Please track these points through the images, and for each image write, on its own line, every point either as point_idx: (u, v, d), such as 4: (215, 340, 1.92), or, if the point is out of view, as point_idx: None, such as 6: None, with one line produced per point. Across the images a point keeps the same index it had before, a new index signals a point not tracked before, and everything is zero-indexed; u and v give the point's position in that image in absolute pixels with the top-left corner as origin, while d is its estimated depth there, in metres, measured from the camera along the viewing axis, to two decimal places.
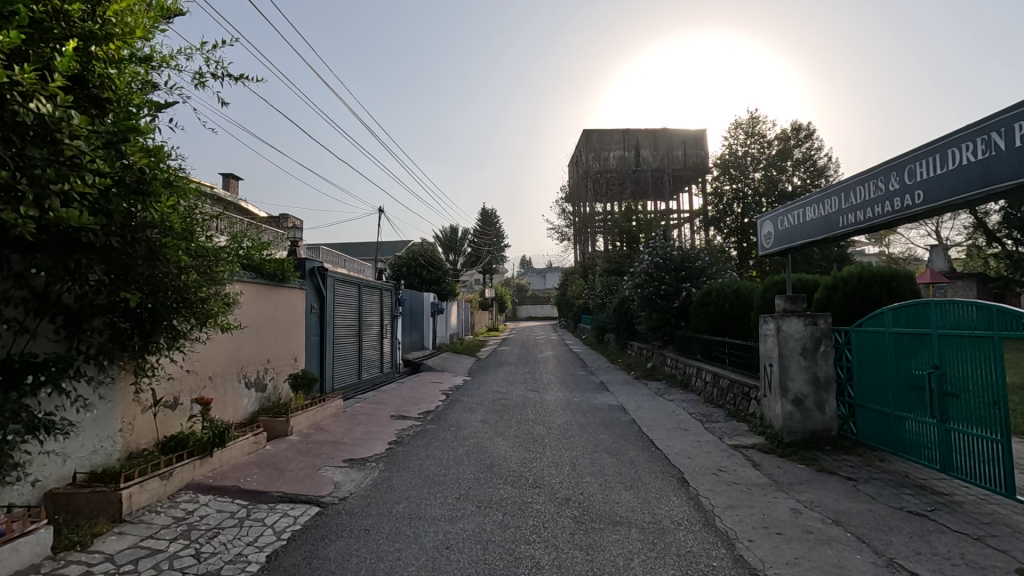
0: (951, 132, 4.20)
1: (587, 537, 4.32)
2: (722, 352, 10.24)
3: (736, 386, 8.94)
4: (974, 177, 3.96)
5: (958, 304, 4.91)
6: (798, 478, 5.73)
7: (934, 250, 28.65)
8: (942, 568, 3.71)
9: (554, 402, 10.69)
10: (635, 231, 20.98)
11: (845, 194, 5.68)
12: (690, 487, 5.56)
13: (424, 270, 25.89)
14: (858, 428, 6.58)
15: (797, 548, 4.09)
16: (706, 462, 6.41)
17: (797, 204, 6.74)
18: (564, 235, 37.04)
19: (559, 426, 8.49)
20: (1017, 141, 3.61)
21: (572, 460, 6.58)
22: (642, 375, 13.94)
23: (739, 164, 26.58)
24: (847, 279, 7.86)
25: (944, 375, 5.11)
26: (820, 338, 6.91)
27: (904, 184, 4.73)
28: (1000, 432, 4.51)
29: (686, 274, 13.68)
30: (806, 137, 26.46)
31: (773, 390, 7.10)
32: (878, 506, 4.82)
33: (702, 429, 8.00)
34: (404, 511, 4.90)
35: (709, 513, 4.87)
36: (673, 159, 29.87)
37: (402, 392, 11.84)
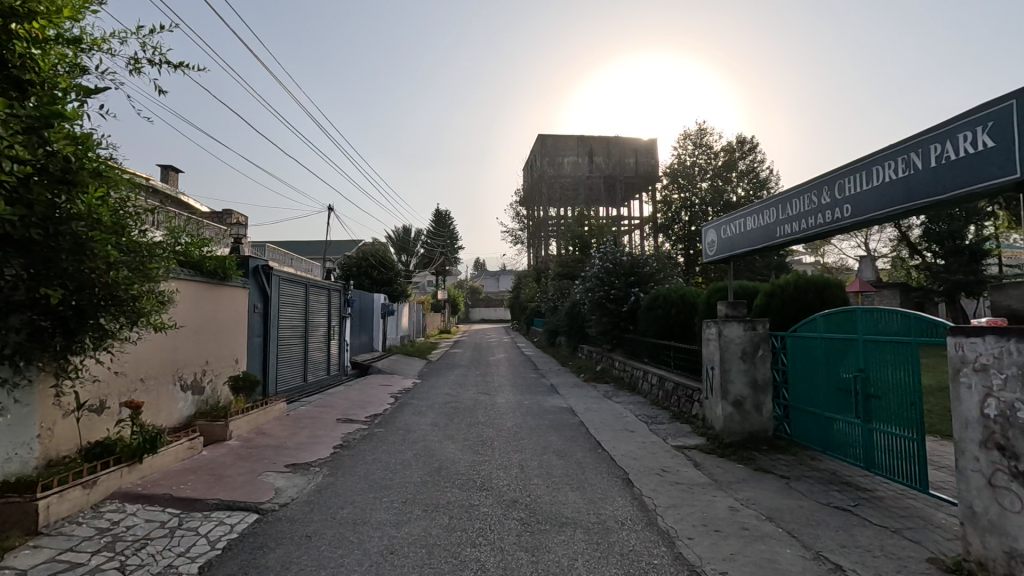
0: (876, 150, 4.48)
1: (534, 538, 4.37)
2: (667, 355, 10.54)
3: (680, 388, 9.22)
4: (896, 194, 4.24)
5: (882, 311, 5.25)
6: (736, 477, 5.96)
7: (863, 261, 30.63)
8: (863, 560, 3.93)
9: (504, 404, 10.72)
10: (587, 236, 21.36)
11: (782, 206, 5.99)
12: (634, 488, 5.69)
13: (375, 270, 25.37)
14: (792, 428, 6.91)
15: (733, 544, 4.25)
16: (650, 463, 6.57)
17: (739, 214, 7.03)
18: (518, 239, 37.29)
19: (509, 429, 8.51)
20: (932, 162, 3.88)
21: (521, 462, 6.61)
22: (591, 378, 14.16)
23: (688, 173, 27.49)
24: (785, 286, 8.26)
25: (869, 378, 5.46)
26: (758, 343, 7.21)
27: (834, 199, 5.03)
28: (916, 431, 4.84)
29: (635, 280, 14.02)
30: (750, 150, 27.80)
31: (714, 392, 7.37)
32: (808, 503, 5.08)
33: (648, 431, 8.20)
34: (350, 517, 4.79)
35: (652, 512, 5.00)
36: (626, 166, 30.57)
37: (349, 395, 11.56)
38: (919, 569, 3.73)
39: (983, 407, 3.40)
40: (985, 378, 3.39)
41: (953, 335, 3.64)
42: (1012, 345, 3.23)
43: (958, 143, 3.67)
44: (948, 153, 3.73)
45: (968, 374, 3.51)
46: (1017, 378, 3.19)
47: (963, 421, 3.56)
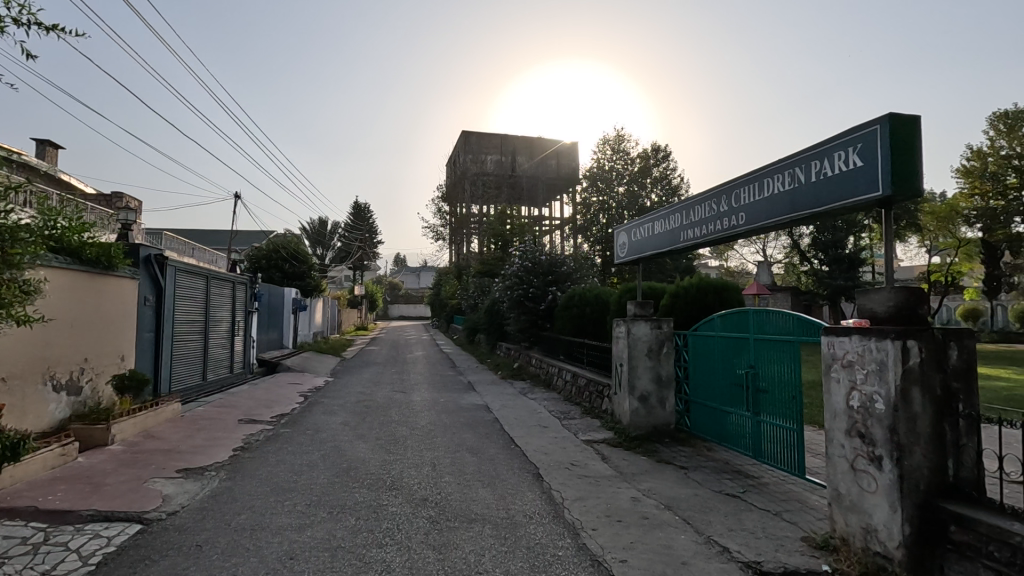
0: (766, 164, 4.86)
1: (441, 536, 4.34)
2: (581, 353, 10.87)
3: (592, 384, 9.52)
4: (782, 205, 4.62)
5: (771, 312, 5.70)
6: (640, 469, 6.26)
7: (760, 266, 33.27)
8: (747, 541, 4.27)
9: (419, 402, 10.59)
10: (508, 235, 21.61)
11: (686, 212, 6.36)
12: (543, 482, 5.82)
13: (286, 263, 24.09)
14: (691, 421, 7.36)
15: (633, 533, 4.45)
16: (560, 457, 6.74)
17: (649, 218, 7.38)
18: (440, 235, 37.02)
19: (422, 426, 8.42)
20: (813, 177, 4.26)
21: (433, 460, 6.56)
22: (508, 375, 14.31)
23: (606, 177, 28.60)
24: (689, 288, 8.78)
25: (758, 374, 5.92)
26: (663, 340, 7.61)
27: (731, 207, 5.41)
28: (796, 422, 5.33)
29: (552, 279, 14.32)
30: (663, 157, 29.36)
31: (623, 388, 7.70)
32: (703, 491, 5.44)
33: (560, 426, 8.42)
34: (248, 522, 4.54)
35: (559, 505, 5.13)
36: (547, 167, 30.67)
37: (253, 394, 10.93)
38: (794, 548, 4.10)
39: (849, 400, 3.79)
40: (850, 373, 3.79)
41: (827, 335, 4.02)
42: (872, 343, 3.60)
43: (833, 160, 4.05)
44: (825, 170, 4.10)
45: (837, 370, 3.91)
46: (875, 373, 3.58)
47: (833, 412, 3.96)
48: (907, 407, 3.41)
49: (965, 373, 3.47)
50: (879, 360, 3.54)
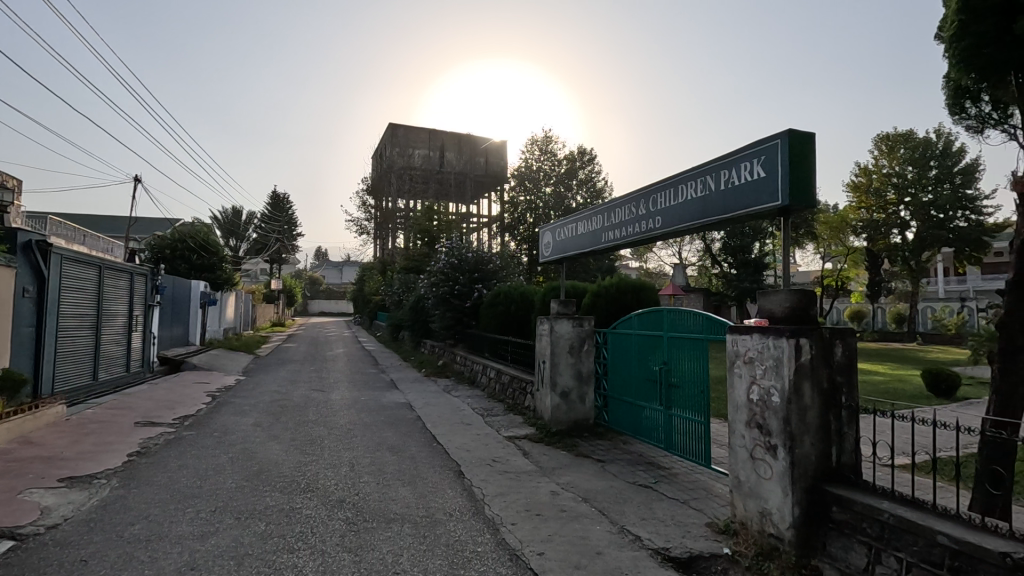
0: (681, 171, 5.12)
1: (358, 537, 4.23)
2: (506, 350, 10.95)
3: (515, 381, 9.63)
4: (694, 210, 4.89)
5: (683, 312, 6.01)
6: (560, 463, 6.41)
7: (676, 268, 35.08)
8: (656, 528, 4.49)
9: (339, 401, 10.26)
10: (435, 231, 21.42)
11: (608, 214, 6.58)
12: (465, 479, 5.82)
13: (193, 254, 22.42)
14: (609, 416, 7.63)
15: (551, 526, 4.56)
16: (482, 454, 6.77)
17: (572, 218, 7.58)
18: (364, 229, 36.02)
19: (341, 426, 8.16)
20: (721, 185, 4.54)
21: (351, 460, 6.38)
22: (432, 372, 14.18)
23: (533, 177, 29.07)
24: (609, 288, 9.09)
25: (671, 370, 6.24)
26: (584, 338, 7.82)
27: (649, 211, 5.66)
28: (703, 414, 5.67)
29: (479, 276, 14.37)
30: (589, 160, 30.20)
31: (545, 384, 7.86)
32: (618, 482, 5.65)
33: (483, 423, 8.46)
34: (143, 533, 4.20)
35: (480, 502, 5.15)
36: (476, 165, 30.63)
37: (153, 395, 10.10)
38: (699, 534, 4.36)
39: (749, 393, 4.08)
40: (751, 368, 4.08)
41: (731, 333, 4.30)
42: (770, 341, 3.89)
43: (739, 170, 4.34)
44: (733, 179, 4.39)
45: (740, 366, 4.19)
46: (772, 368, 3.87)
47: (735, 405, 4.25)
48: (798, 399, 3.72)
49: (848, 368, 3.83)
50: (775, 356, 3.84)
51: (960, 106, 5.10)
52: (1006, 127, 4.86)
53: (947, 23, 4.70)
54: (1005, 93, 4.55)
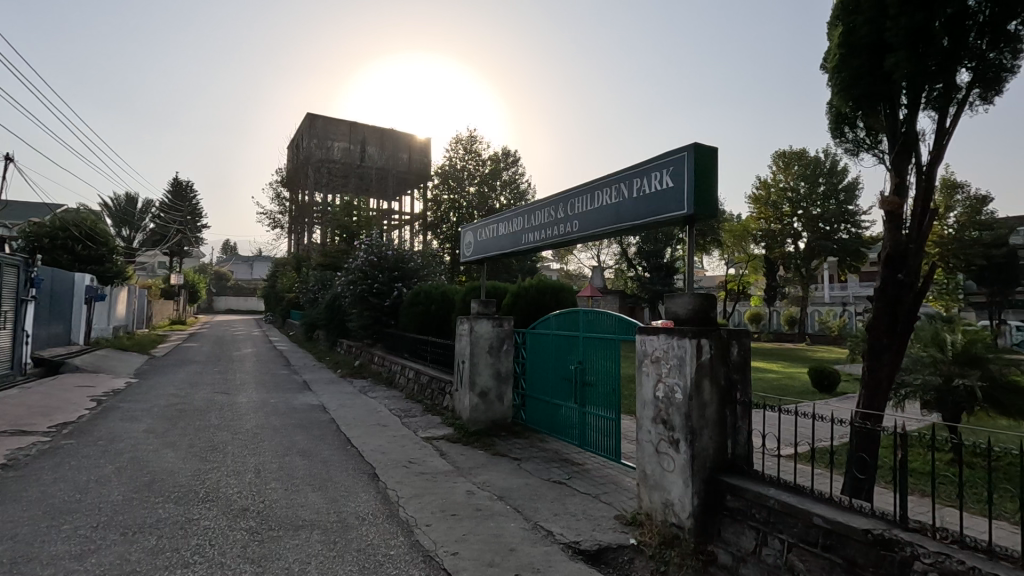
0: (597, 178, 5.30)
1: (262, 547, 4.03)
2: (424, 350, 10.81)
3: (434, 381, 9.56)
4: (609, 216, 5.09)
5: (597, 313, 6.23)
6: (476, 462, 6.44)
7: (595, 270, 36.28)
8: (568, 523, 4.63)
9: (245, 404, 9.69)
10: (354, 227, 20.80)
11: (528, 217, 6.69)
12: (379, 481, 5.70)
13: (78, 244, 20.26)
14: (526, 414, 7.76)
15: (466, 526, 4.56)
16: (398, 456, 6.65)
17: (493, 219, 7.64)
18: (276, 223, 34.25)
19: (247, 430, 7.71)
20: (633, 193, 4.75)
21: (257, 466, 6.05)
22: (348, 373, 13.74)
23: (457, 176, 28.99)
24: (529, 289, 9.26)
25: (585, 369, 6.45)
26: (503, 338, 7.90)
27: (567, 215, 5.82)
28: (615, 411, 5.92)
29: (399, 275, 14.12)
30: (513, 162, 30.37)
31: (463, 384, 7.86)
32: (533, 480, 5.77)
33: (400, 424, 8.32)
34: (8, 555, 3.75)
35: (394, 504, 5.06)
36: (399, 161, 30.05)
37: (24, 401, 9.02)
38: (607, 526, 4.55)
39: (655, 391, 4.31)
40: (657, 367, 4.31)
41: (640, 333, 4.52)
42: (675, 341, 4.13)
43: (650, 180, 4.56)
44: (644, 188, 4.61)
45: (647, 364, 4.41)
46: (676, 366, 4.11)
47: (642, 401, 4.47)
48: (698, 396, 3.98)
49: (742, 366, 4.14)
50: (679, 356, 4.08)
51: (840, 131, 5.61)
52: (876, 152, 5.40)
53: (830, 55, 5.25)
54: (877, 121, 5.11)
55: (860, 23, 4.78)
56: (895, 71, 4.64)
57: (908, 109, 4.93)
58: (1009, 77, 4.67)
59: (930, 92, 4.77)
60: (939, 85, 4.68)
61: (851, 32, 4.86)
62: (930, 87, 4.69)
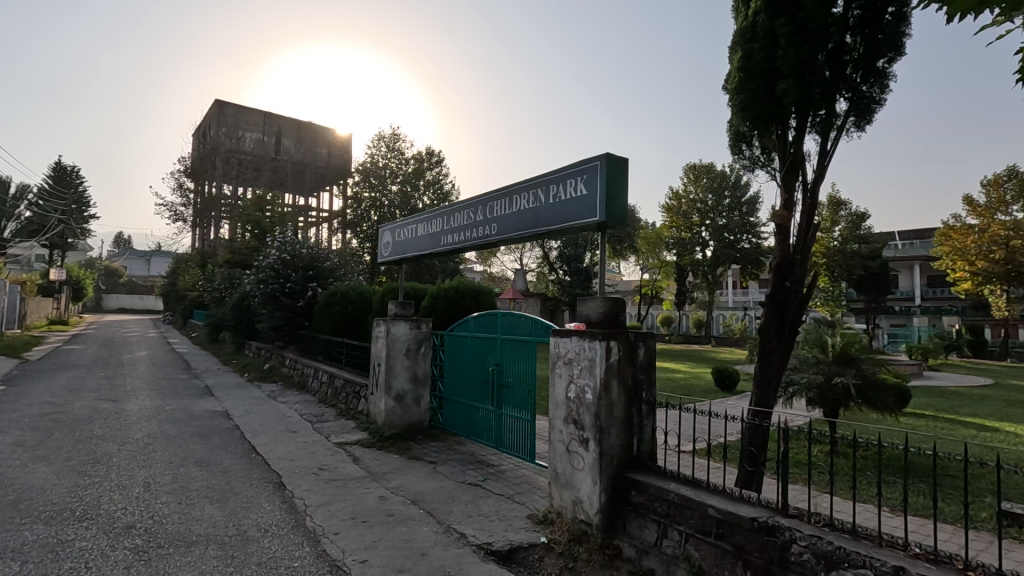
0: (515, 182, 5.36)
1: (149, 566, 3.72)
2: (339, 352, 10.45)
3: (349, 385, 9.26)
4: (526, 221, 5.17)
5: (514, 315, 6.30)
6: (391, 467, 6.30)
7: (517, 273, 36.67)
8: (481, 525, 4.65)
9: (136, 411, 8.90)
10: (266, 223, 19.76)
11: (448, 218, 6.66)
12: (285, 490, 5.44)
13: None
14: (444, 417, 7.71)
15: (377, 532, 4.45)
16: (307, 463, 6.38)
17: (412, 219, 7.53)
18: (178, 216, 31.75)
19: (136, 440, 7.08)
20: (550, 198, 4.85)
21: (148, 479, 5.57)
22: (257, 377, 13.00)
23: (379, 174, 28.32)
24: (448, 291, 9.22)
25: (502, 371, 6.51)
26: (421, 340, 7.79)
27: (486, 218, 5.86)
28: (530, 412, 6.03)
29: (313, 274, 13.58)
30: (437, 162, 29.88)
31: (379, 387, 7.69)
32: (448, 482, 5.74)
33: (311, 429, 7.98)
34: None
35: (300, 513, 4.85)
36: (317, 155, 28.92)
37: None
38: (520, 526, 4.61)
39: (567, 391, 4.43)
40: (570, 368, 4.43)
41: (555, 335, 4.63)
42: (586, 343, 4.26)
43: (566, 186, 4.68)
44: (560, 194, 4.73)
45: (560, 366, 4.53)
46: (587, 368, 4.24)
47: (554, 402, 4.58)
48: (607, 396, 4.13)
49: (648, 367, 4.34)
50: (589, 357, 4.21)
51: (738, 148, 6.03)
52: (769, 169, 5.86)
53: (729, 78, 5.66)
54: (769, 141, 5.54)
55: (756, 50, 5.21)
56: (784, 96, 5.09)
57: (796, 132, 5.39)
58: (878, 108, 5.25)
59: (814, 118, 5.26)
60: (822, 111, 5.16)
61: (749, 58, 5.28)
62: (814, 112, 5.18)
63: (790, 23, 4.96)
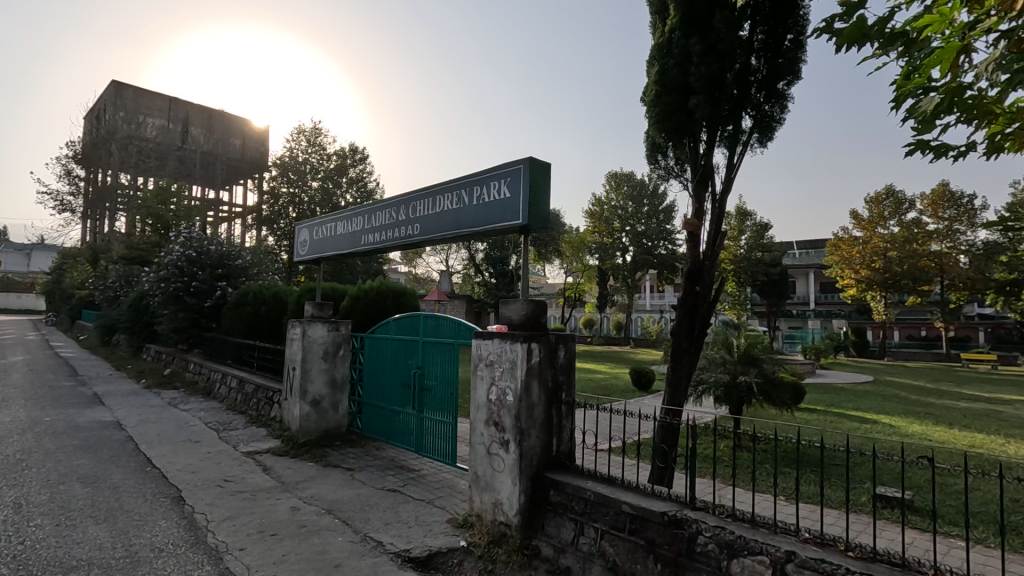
0: (439, 182, 5.29)
1: None
2: (250, 356, 9.87)
3: (261, 390, 8.76)
4: (449, 222, 5.12)
5: (437, 317, 6.21)
6: (304, 476, 6.02)
7: (442, 275, 36.36)
8: (400, 531, 4.54)
9: (8, 423, 7.92)
10: (170, 217, 18.33)
11: (368, 217, 6.47)
12: (185, 505, 5.05)
13: None
14: (363, 422, 7.47)
15: (287, 545, 4.23)
16: (212, 474, 5.95)
17: (331, 217, 7.25)
18: (66, 207, 28.73)
19: (7, 456, 6.30)
20: (474, 200, 4.83)
21: (19, 500, 4.96)
22: (156, 383, 12.00)
23: (298, 169, 27.10)
24: (369, 292, 8.96)
25: (424, 374, 6.40)
26: (340, 343, 7.51)
27: (408, 218, 5.74)
28: (451, 415, 5.97)
29: (223, 273, 12.74)
30: (361, 159, 29.04)
31: (293, 392, 7.33)
32: (366, 490, 5.56)
33: (216, 439, 7.46)
34: None
35: (201, 529, 4.51)
36: (229, 147, 27.19)
37: None
38: (439, 531, 4.55)
39: (488, 393, 4.43)
40: (491, 370, 4.43)
41: (476, 338, 4.62)
42: (508, 345, 4.27)
43: (490, 189, 4.68)
44: (483, 196, 4.73)
45: (482, 368, 4.52)
46: (508, 371, 4.26)
47: (476, 405, 4.56)
48: (528, 398, 4.17)
49: (568, 368, 4.41)
50: (510, 359, 4.23)
51: (654, 157, 6.30)
52: (682, 179, 6.17)
53: (647, 91, 5.93)
54: (682, 152, 5.84)
55: (671, 65, 5.46)
56: (696, 111, 5.39)
57: (706, 145, 5.72)
58: (778, 126, 5.68)
59: (722, 132, 5.60)
60: (730, 127, 5.52)
61: (665, 73, 5.53)
62: (723, 128, 5.53)
63: (702, 42, 5.25)
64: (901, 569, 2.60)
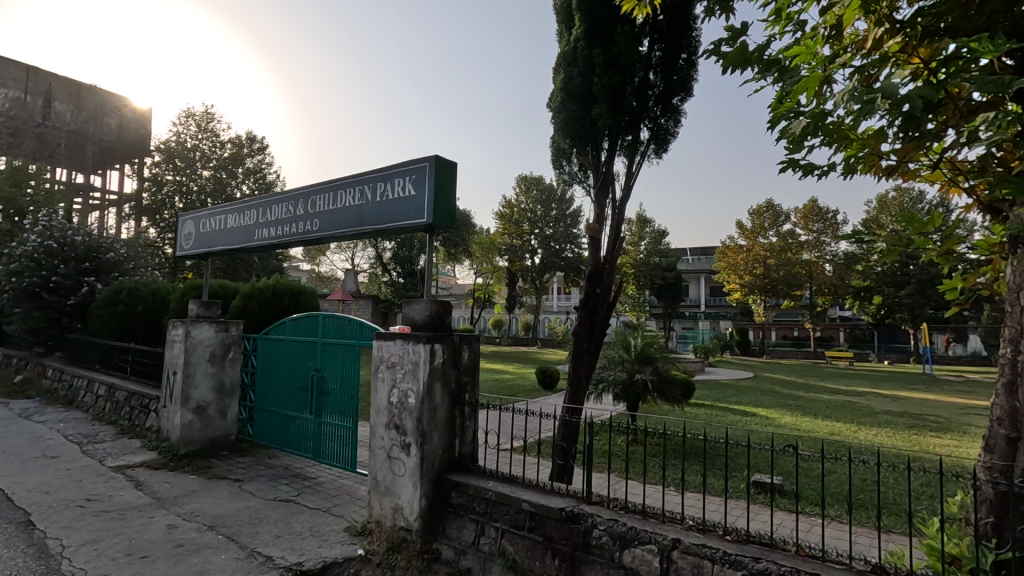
0: (341, 177, 5.07)
1: None
2: (122, 360, 8.89)
3: (135, 398, 7.91)
4: (350, 218, 4.92)
5: (337, 317, 5.95)
6: (185, 490, 5.51)
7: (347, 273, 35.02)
8: (291, 544, 4.28)
9: None
10: (25, 202, 16.05)
11: (263, 211, 6.07)
12: (35, 531, 4.43)
13: None
14: (254, 429, 7.00)
15: (160, 568, 3.83)
16: (71, 494, 5.29)
17: (221, 209, 6.73)
18: None
19: None
20: (377, 196, 4.68)
21: None
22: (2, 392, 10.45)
23: (186, 156, 24.86)
24: (263, 290, 8.40)
25: (323, 376, 6.11)
26: (229, 344, 6.98)
27: (307, 212, 5.45)
28: (351, 419, 5.75)
29: (90, 267, 11.35)
30: (260, 149, 27.25)
31: (174, 399, 6.70)
32: (255, 501, 5.20)
33: (79, 453, 6.64)
34: None
35: (55, 557, 3.98)
36: (103, 126, 24.36)
37: None
38: (335, 541, 4.35)
39: (389, 396, 4.30)
40: (393, 372, 4.31)
41: (377, 338, 4.48)
42: (410, 346, 4.19)
43: (393, 186, 4.57)
44: (386, 193, 4.60)
45: (383, 370, 4.39)
46: (410, 372, 4.16)
47: (376, 408, 4.42)
48: (430, 399, 4.09)
49: (471, 369, 4.40)
50: (413, 361, 4.15)
51: (559, 162, 6.46)
52: (585, 184, 6.39)
53: (552, 97, 6.07)
54: (585, 159, 6.04)
55: (576, 74, 5.63)
56: (598, 120, 5.62)
57: (607, 153, 5.95)
58: (672, 138, 6.03)
59: (622, 141, 5.87)
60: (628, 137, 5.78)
61: (570, 81, 5.70)
62: (622, 138, 5.79)
63: (605, 54, 5.48)
64: (769, 547, 2.85)
